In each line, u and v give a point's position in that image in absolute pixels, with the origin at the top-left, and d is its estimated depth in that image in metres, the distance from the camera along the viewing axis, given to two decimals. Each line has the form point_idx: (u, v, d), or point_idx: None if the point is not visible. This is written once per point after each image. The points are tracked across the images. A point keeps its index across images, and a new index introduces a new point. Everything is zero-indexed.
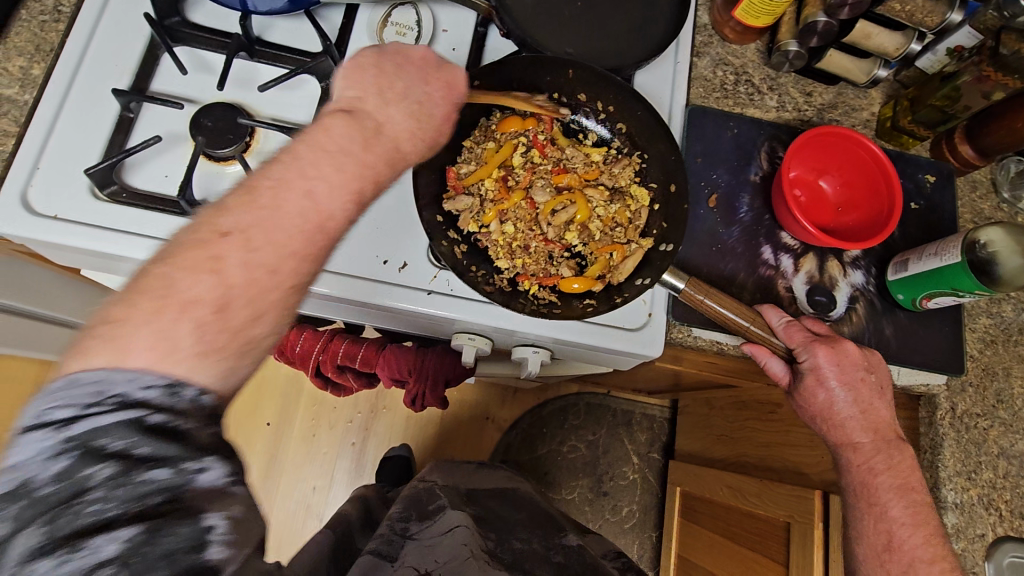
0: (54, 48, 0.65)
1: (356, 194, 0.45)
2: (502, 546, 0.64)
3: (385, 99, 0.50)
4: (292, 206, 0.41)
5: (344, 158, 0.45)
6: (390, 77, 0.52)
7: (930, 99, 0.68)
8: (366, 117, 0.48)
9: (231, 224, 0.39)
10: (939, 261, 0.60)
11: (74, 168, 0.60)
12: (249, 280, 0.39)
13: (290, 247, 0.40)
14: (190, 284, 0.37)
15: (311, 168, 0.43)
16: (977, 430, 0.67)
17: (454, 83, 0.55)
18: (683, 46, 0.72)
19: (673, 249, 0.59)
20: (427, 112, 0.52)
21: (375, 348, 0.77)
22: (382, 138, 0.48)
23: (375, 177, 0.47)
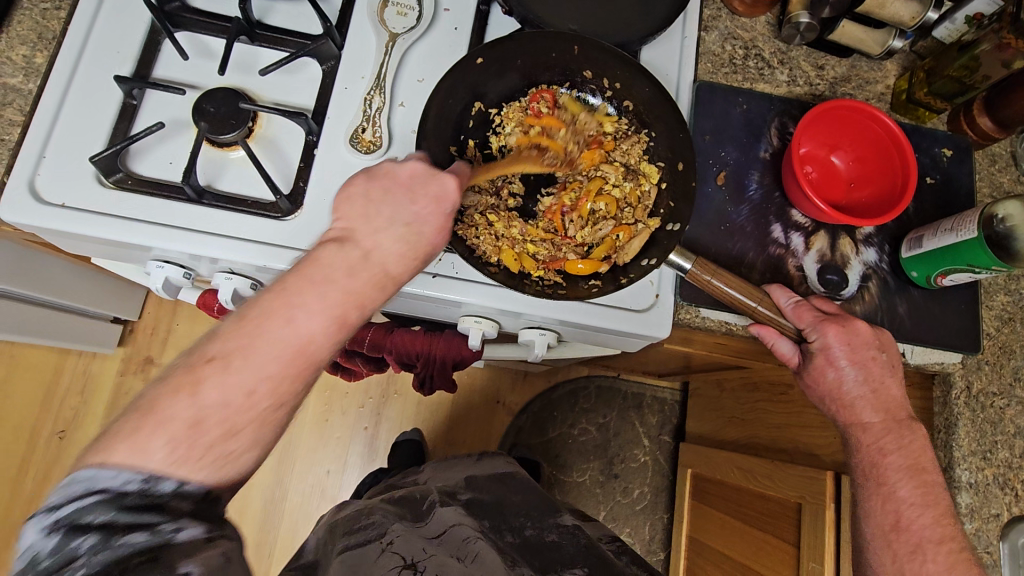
0: (56, 35, 0.65)
1: (339, 317, 0.46)
2: (496, 533, 0.65)
3: (371, 224, 0.49)
4: (261, 344, 0.43)
5: (325, 288, 0.46)
6: (374, 202, 0.50)
7: (947, 70, 0.66)
8: (354, 247, 0.48)
9: (219, 351, 0.42)
10: (956, 236, 0.59)
11: (80, 155, 0.60)
12: (225, 402, 0.41)
13: (254, 381, 0.42)
14: (168, 406, 0.40)
15: (295, 298, 0.45)
16: (992, 409, 0.66)
17: (443, 196, 0.50)
18: (690, 20, 0.70)
19: (680, 228, 0.58)
20: (415, 234, 0.50)
21: (383, 331, 0.77)
22: (370, 267, 0.48)
23: (360, 300, 0.47)
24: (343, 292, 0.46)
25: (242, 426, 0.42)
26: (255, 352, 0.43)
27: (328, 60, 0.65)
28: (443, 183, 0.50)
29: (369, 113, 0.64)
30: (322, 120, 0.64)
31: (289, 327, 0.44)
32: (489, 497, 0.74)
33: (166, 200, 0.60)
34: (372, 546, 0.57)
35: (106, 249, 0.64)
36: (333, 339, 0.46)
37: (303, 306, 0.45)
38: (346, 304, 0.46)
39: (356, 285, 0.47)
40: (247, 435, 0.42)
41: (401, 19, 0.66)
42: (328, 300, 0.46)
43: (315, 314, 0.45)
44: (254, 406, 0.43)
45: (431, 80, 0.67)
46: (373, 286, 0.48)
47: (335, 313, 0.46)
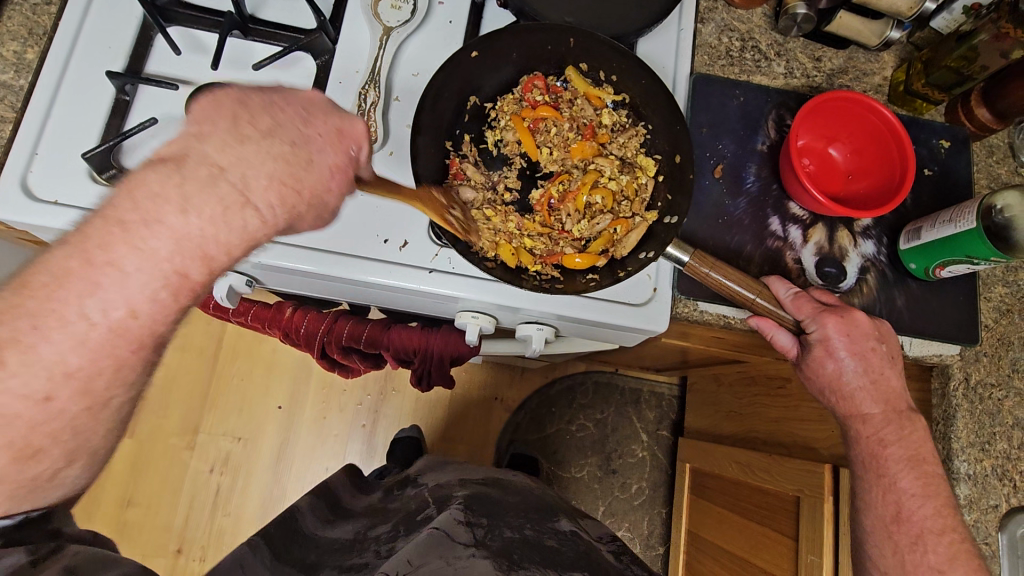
0: (47, 31, 0.64)
1: (171, 280, 0.43)
2: (492, 534, 0.62)
3: (239, 138, 0.45)
4: (78, 313, 0.40)
5: (153, 230, 0.41)
6: (251, 113, 0.46)
7: (945, 60, 0.65)
8: (202, 161, 0.43)
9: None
10: (954, 227, 0.59)
11: (73, 152, 0.60)
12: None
13: (66, 357, 0.40)
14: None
15: (109, 259, 0.41)
16: (990, 401, 0.66)
17: (347, 131, 0.49)
18: (687, 12, 0.70)
19: (678, 221, 0.58)
20: (301, 158, 0.47)
21: (380, 327, 0.77)
22: (220, 185, 0.43)
23: (203, 254, 0.43)
24: (175, 236, 0.42)
25: (41, 442, 0.41)
26: (38, 344, 0.39)
27: (322, 54, 0.65)
28: (351, 122, 0.50)
29: (364, 108, 0.63)
30: None
31: (95, 299, 0.40)
32: (485, 496, 0.73)
33: None
34: (364, 572, 0.55)
35: None
36: (166, 303, 0.43)
37: (118, 271, 0.41)
38: (175, 255, 0.42)
39: (195, 226, 0.42)
40: (52, 451, 0.41)
41: (395, 12, 0.65)
42: (151, 249, 0.41)
43: (135, 273, 0.41)
44: (55, 413, 0.41)
45: (427, 74, 0.66)
46: (217, 212, 0.43)
47: (167, 273, 0.42)
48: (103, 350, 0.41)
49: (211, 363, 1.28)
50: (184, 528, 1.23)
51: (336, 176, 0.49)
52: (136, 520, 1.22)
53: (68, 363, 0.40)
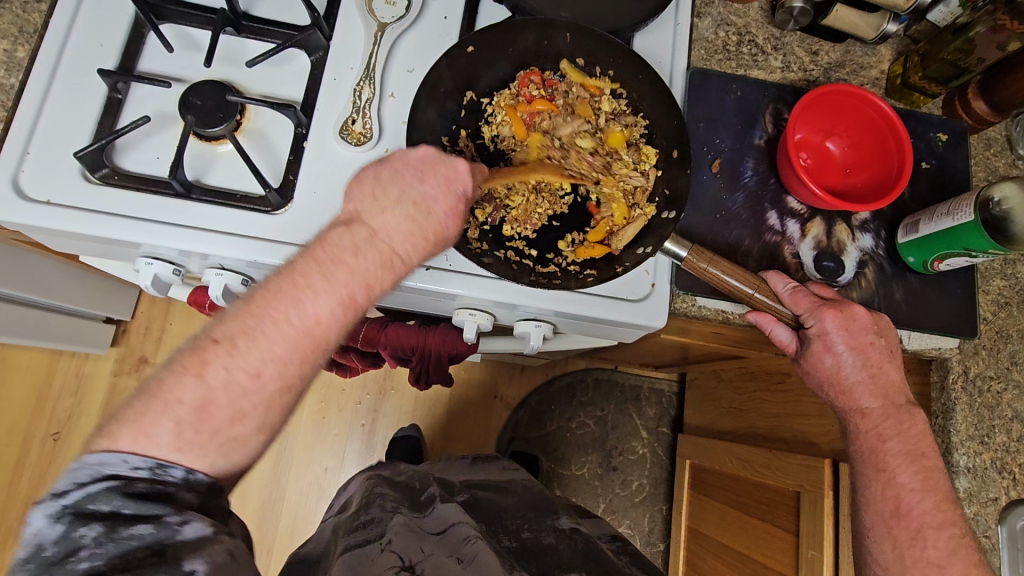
0: (38, 30, 0.63)
1: (346, 301, 0.47)
2: (498, 533, 0.66)
3: (380, 203, 0.50)
4: (282, 319, 0.45)
5: (333, 269, 0.47)
6: (383, 182, 0.50)
7: (941, 53, 0.65)
8: (360, 227, 0.49)
9: (224, 334, 0.44)
10: (952, 220, 0.59)
11: (65, 151, 0.59)
12: (224, 384, 0.43)
13: (275, 354, 0.45)
14: (174, 386, 0.42)
15: (303, 283, 0.46)
16: (990, 394, 0.66)
17: (455, 176, 0.52)
18: (683, 7, 0.70)
19: (676, 215, 0.58)
20: (425, 210, 0.50)
21: (377, 326, 0.76)
22: (374, 246, 0.49)
23: (367, 283, 0.48)
24: (352, 273, 0.47)
25: (248, 409, 0.44)
26: (261, 335, 0.44)
27: (316, 51, 0.64)
28: (454, 164, 0.52)
29: (359, 104, 0.63)
30: (311, 112, 0.63)
31: (297, 309, 0.45)
32: (482, 497, 0.74)
33: (153, 196, 0.59)
34: (370, 546, 0.58)
35: (96, 247, 0.63)
36: (342, 320, 0.48)
37: (312, 290, 0.46)
38: (351, 285, 0.47)
39: (362, 266, 0.48)
40: (254, 420, 0.44)
41: (389, 9, 0.65)
42: (337, 280, 0.47)
43: (323, 298, 0.46)
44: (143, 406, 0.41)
45: (422, 70, 0.66)
46: (374, 263, 0.49)
47: (342, 297, 0.47)
48: (303, 351, 0.46)
49: None
50: None
51: (455, 217, 0.52)
52: None
53: (275, 355, 0.45)
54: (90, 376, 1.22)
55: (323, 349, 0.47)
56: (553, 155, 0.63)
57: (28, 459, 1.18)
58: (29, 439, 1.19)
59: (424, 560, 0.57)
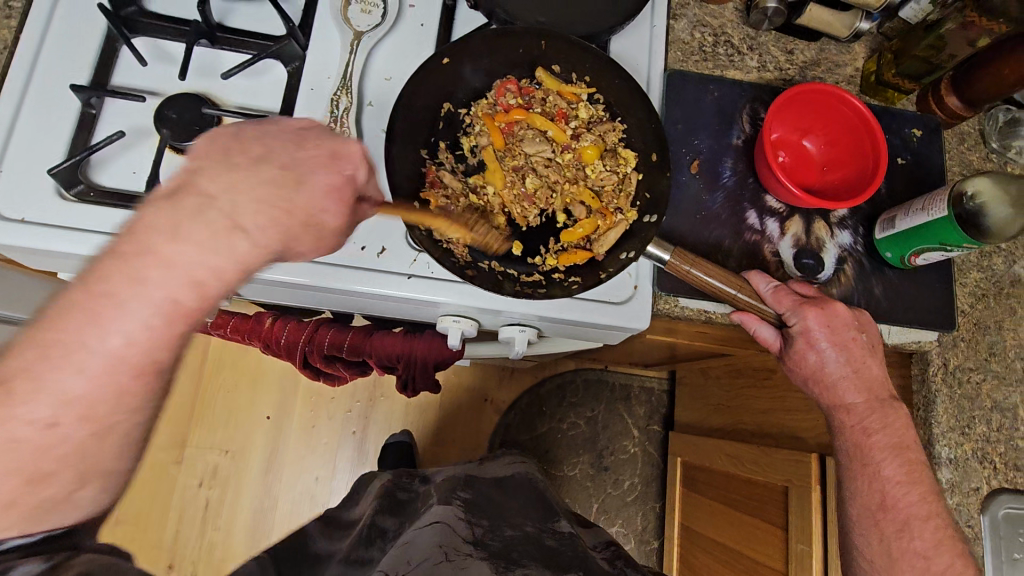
0: (8, 45, 0.62)
1: (173, 307, 0.40)
2: (492, 533, 0.64)
3: (228, 168, 0.43)
4: (80, 346, 0.38)
5: (145, 258, 0.40)
6: (241, 144, 0.45)
7: (914, 50, 0.66)
8: (194, 193, 0.42)
9: (0, 375, 0.37)
10: (928, 216, 0.59)
11: (39, 168, 0.59)
12: (9, 440, 0.37)
13: (73, 392, 0.38)
14: (2, 432, 0.36)
15: (118, 287, 0.39)
16: (970, 385, 0.66)
17: (340, 150, 0.47)
18: (659, 8, 0.70)
19: (657, 220, 0.58)
20: (294, 183, 0.44)
21: (362, 335, 0.76)
22: (210, 216, 0.41)
23: (202, 281, 0.41)
24: (173, 267, 0.40)
25: (50, 467, 0.38)
26: (46, 374, 0.38)
27: (292, 61, 0.64)
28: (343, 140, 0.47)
29: (336, 114, 0.63)
30: (287, 122, 0.63)
31: (95, 326, 0.39)
32: (484, 497, 0.74)
33: (129, 211, 0.59)
34: (369, 566, 0.58)
35: (75, 264, 0.62)
36: (167, 337, 0.41)
37: (115, 300, 0.39)
38: (170, 286, 0.40)
39: (188, 252, 0.40)
40: (63, 475, 0.39)
41: (366, 17, 0.65)
42: (151, 279, 0.40)
43: (148, 300, 0.40)
44: (63, 441, 0.38)
45: (399, 77, 0.66)
46: (204, 248, 0.41)
47: (160, 301, 0.40)
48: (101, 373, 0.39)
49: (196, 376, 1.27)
50: (175, 546, 1.22)
51: (340, 200, 0.46)
52: (125, 537, 1.21)
53: (70, 388, 0.38)
54: None
55: (144, 373, 0.41)
56: (534, 160, 0.64)
57: None
58: None
59: (414, 565, 0.54)
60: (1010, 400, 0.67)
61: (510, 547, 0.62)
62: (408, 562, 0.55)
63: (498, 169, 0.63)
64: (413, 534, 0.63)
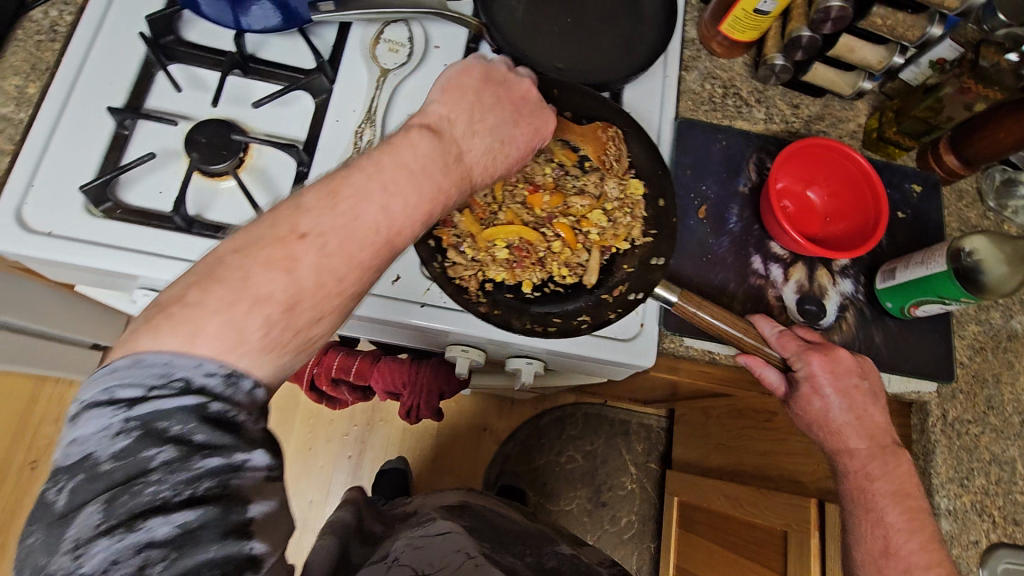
0: (50, 67, 0.65)
1: (427, 213, 0.47)
2: (497, 552, 0.63)
3: (485, 129, 0.54)
4: (357, 213, 0.43)
5: (389, 181, 0.45)
6: (481, 108, 0.55)
7: (914, 111, 0.70)
8: (446, 143, 0.50)
9: (311, 226, 0.41)
10: (926, 269, 0.61)
11: (69, 185, 0.61)
12: (317, 281, 0.40)
13: (334, 262, 0.41)
14: (261, 280, 0.39)
15: (390, 185, 0.45)
16: (968, 436, 0.67)
17: (541, 128, 0.59)
18: (672, 60, 0.74)
19: (665, 262, 0.60)
20: (505, 150, 0.56)
21: (369, 360, 0.77)
22: (455, 166, 0.50)
23: (443, 197, 0.49)
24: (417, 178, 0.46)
25: (325, 311, 0.41)
26: (351, 200, 0.43)
27: (320, 94, 0.67)
28: (543, 118, 0.60)
29: (359, 146, 0.65)
30: (313, 150, 0.65)
31: (365, 216, 0.43)
32: (484, 523, 0.73)
33: (155, 230, 0.60)
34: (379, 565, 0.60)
35: (96, 278, 0.63)
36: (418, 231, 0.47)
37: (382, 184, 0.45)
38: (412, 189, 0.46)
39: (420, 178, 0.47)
40: (324, 324, 0.42)
41: (392, 55, 0.69)
42: (397, 192, 0.45)
43: (409, 206, 0.46)
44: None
45: None
46: (455, 184, 0.50)
47: (417, 215, 0.46)
48: (367, 251, 0.43)
49: None
50: None
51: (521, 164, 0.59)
52: None
53: (356, 261, 0.42)
54: None
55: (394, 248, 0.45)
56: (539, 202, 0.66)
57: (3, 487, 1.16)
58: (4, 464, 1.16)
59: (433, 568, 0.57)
60: (1009, 454, 0.68)
61: (516, 566, 0.61)
62: (430, 564, 0.58)
63: (508, 210, 0.65)
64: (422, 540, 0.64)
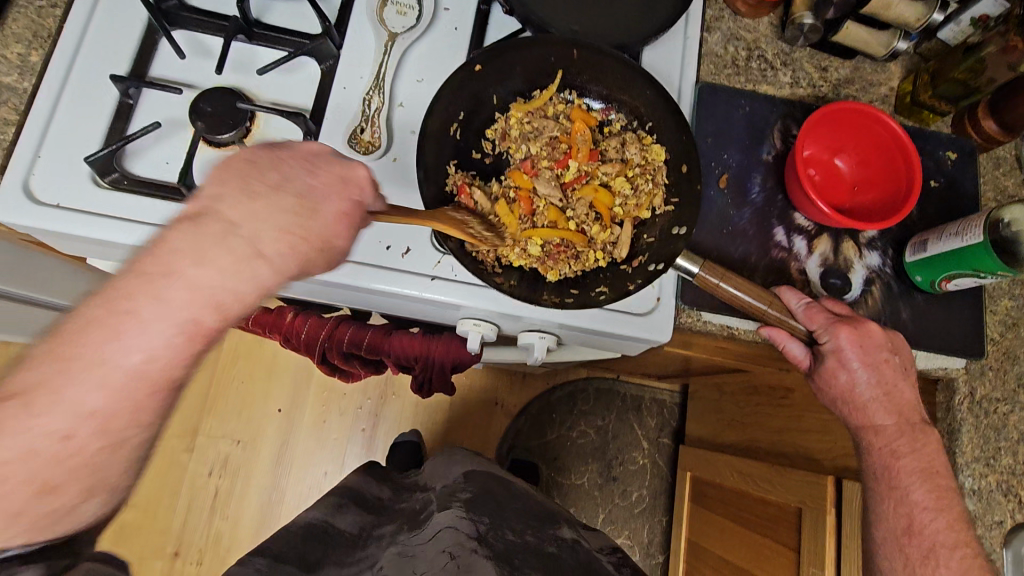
0: (52, 34, 0.64)
1: (191, 329, 0.42)
2: (495, 533, 0.65)
3: (248, 197, 0.45)
4: (97, 357, 0.40)
5: (171, 280, 0.41)
6: (260, 169, 0.46)
7: (952, 73, 0.65)
8: (215, 220, 0.43)
9: (26, 384, 0.38)
10: (960, 241, 0.58)
11: (75, 156, 0.60)
12: (103, 424, 0.39)
13: (91, 406, 0.40)
14: (3, 422, 0.37)
15: (161, 302, 0.41)
16: (996, 415, 0.65)
17: (349, 177, 0.49)
18: (693, 21, 0.70)
19: (687, 233, 0.57)
20: (310, 211, 0.47)
21: (381, 333, 0.76)
22: (231, 244, 0.43)
23: (223, 304, 0.43)
24: (192, 291, 0.42)
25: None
26: (71, 381, 0.39)
27: (327, 60, 0.65)
28: (353, 168, 0.49)
29: (367, 113, 0.64)
30: (320, 119, 0.63)
31: (137, 338, 0.40)
32: (484, 497, 0.73)
33: (161, 201, 0.59)
34: (366, 573, 0.59)
35: (107, 251, 0.63)
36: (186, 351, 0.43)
37: (136, 318, 0.41)
38: (193, 308, 0.42)
39: (213, 277, 0.42)
40: (131, 459, 0.42)
41: (400, 18, 0.66)
42: (168, 299, 0.41)
43: (151, 322, 0.41)
44: (76, 451, 0.40)
45: (432, 81, 0.66)
46: (227, 272, 0.43)
47: (183, 321, 0.42)
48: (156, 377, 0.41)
49: (211, 364, 1.28)
50: (183, 532, 1.23)
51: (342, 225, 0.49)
52: (132, 522, 1.22)
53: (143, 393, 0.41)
54: None
55: (168, 387, 0.43)
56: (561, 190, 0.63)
57: None
58: None
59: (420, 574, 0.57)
60: None
61: (512, 553, 0.62)
62: (416, 569, 0.59)
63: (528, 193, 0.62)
64: (412, 544, 0.64)
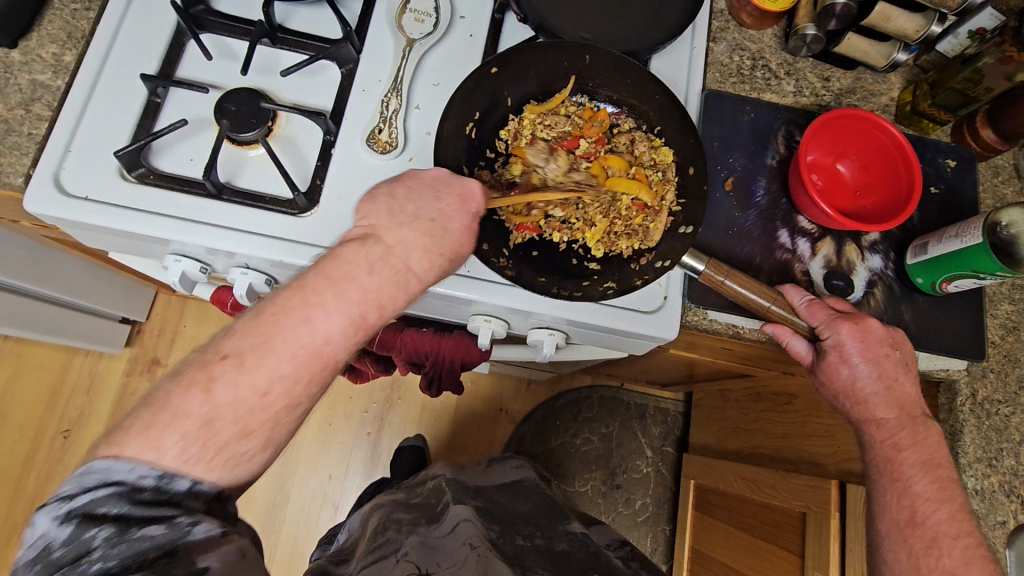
0: (86, 35, 0.66)
1: (357, 319, 0.49)
2: (505, 539, 0.65)
3: (399, 222, 0.53)
4: (293, 336, 0.47)
5: (345, 285, 0.49)
6: (400, 200, 0.54)
7: (951, 82, 0.68)
8: (376, 243, 0.52)
9: (232, 349, 0.46)
10: (961, 242, 0.60)
11: (103, 150, 0.62)
12: (234, 401, 0.45)
13: (281, 373, 0.46)
14: (182, 400, 0.44)
15: (320, 296, 0.48)
16: (998, 416, 0.66)
17: (468, 194, 0.55)
18: (699, 31, 0.72)
19: (694, 231, 0.60)
20: (439, 226, 0.54)
21: (392, 330, 0.77)
22: (391, 261, 0.51)
23: (382, 301, 0.51)
24: (362, 291, 0.50)
25: (254, 426, 0.46)
26: (267, 356, 0.46)
27: (347, 63, 0.67)
28: (467, 184, 0.55)
29: (385, 115, 0.66)
30: (341, 120, 0.66)
31: (307, 326, 0.47)
32: (495, 506, 0.73)
33: (187, 196, 0.61)
34: (388, 559, 0.59)
35: (132, 244, 0.65)
36: (351, 340, 0.50)
37: (323, 307, 0.48)
38: (361, 304, 0.49)
39: (374, 283, 0.50)
40: (260, 435, 0.46)
41: (418, 25, 0.68)
42: (348, 299, 0.49)
43: (334, 313, 0.48)
44: (266, 407, 0.46)
45: (447, 85, 0.68)
46: (390, 281, 0.51)
47: (353, 315, 0.49)
48: (326, 360, 0.49)
49: None
50: None
51: (467, 234, 0.55)
52: None
53: (282, 371, 0.46)
54: (103, 374, 1.25)
55: (330, 369, 0.49)
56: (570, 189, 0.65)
57: (39, 455, 1.21)
58: (41, 432, 1.22)
59: (441, 568, 0.57)
60: None
61: (524, 554, 0.63)
62: (437, 563, 0.58)
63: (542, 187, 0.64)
64: (435, 536, 0.63)
